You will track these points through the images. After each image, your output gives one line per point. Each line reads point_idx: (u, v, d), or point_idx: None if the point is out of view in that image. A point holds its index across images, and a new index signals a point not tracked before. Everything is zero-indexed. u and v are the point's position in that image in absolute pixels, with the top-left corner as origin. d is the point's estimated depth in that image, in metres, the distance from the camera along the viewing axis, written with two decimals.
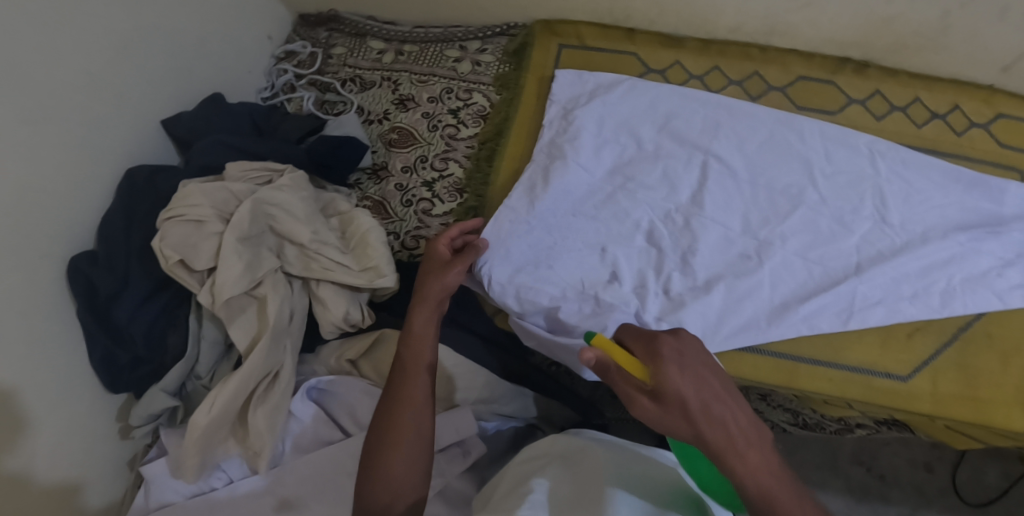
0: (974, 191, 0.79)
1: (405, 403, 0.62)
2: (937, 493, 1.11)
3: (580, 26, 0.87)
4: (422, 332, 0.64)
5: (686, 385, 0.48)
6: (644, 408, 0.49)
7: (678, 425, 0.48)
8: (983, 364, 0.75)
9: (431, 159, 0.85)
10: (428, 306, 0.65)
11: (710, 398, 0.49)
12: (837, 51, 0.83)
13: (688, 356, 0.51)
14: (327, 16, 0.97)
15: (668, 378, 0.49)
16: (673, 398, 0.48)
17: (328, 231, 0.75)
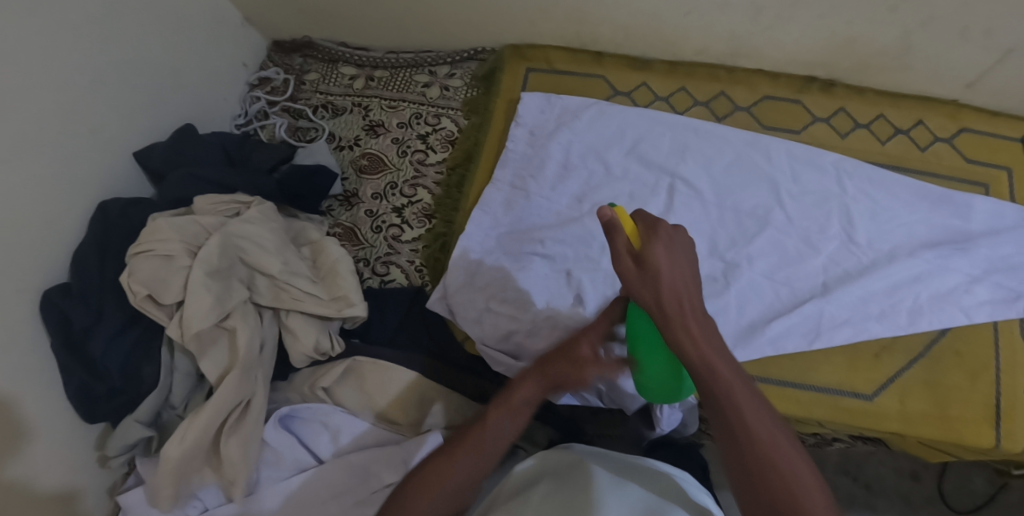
0: (940, 207, 0.80)
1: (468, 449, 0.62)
2: (923, 502, 1.11)
3: (549, 51, 0.88)
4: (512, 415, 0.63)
5: (670, 260, 0.50)
6: (624, 267, 0.51)
7: (647, 295, 0.51)
8: (952, 380, 0.75)
9: (400, 185, 0.86)
10: (507, 403, 0.64)
11: (682, 280, 0.50)
12: (803, 71, 0.84)
13: (679, 244, 0.52)
14: (300, 43, 0.97)
15: (659, 247, 0.50)
16: (654, 268, 0.50)
17: (299, 261, 0.76)
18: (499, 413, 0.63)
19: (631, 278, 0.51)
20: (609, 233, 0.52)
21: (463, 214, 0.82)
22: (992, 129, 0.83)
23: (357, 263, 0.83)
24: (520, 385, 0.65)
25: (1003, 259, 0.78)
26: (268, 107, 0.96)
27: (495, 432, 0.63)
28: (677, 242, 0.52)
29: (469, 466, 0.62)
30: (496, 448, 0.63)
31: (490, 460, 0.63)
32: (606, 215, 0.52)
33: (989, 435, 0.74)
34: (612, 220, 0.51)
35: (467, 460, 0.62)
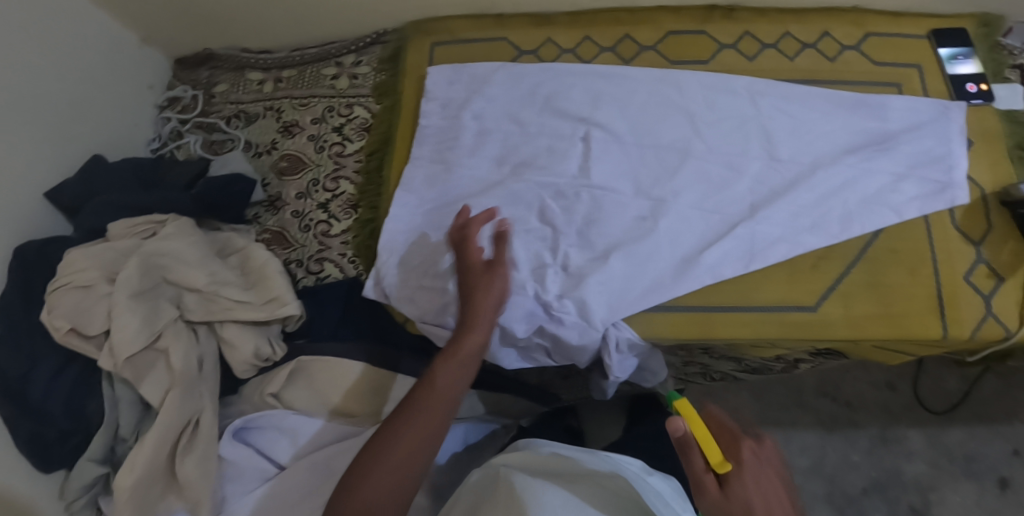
0: (854, 107, 0.80)
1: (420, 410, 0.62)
2: (903, 409, 1.14)
3: (449, 22, 0.86)
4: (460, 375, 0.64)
5: (757, 491, 0.50)
6: (705, 491, 0.52)
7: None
8: (894, 279, 0.75)
9: (322, 180, 0.85)
10: (460, 366, 0.64)
11: (773, 503, 0.50)
12: (702, 1, 0.84)
13: (762, 467, 0.53)
14: (204, 57, 0.96)
15: (742, 466, 0.52)
16: (738, 493, 0.50)
17: (226, 270, 0.75)
18: (448, 371, 0.64)
19: (715, 509, 0.51)
20: (686, 448, 0.53)
21: (387, 197, 0.81)
22: (896, 30, 0.85)
23: (290, 265, 0.82)
24: (464, 336, 0.65)
25: (925, 152, 0.79)
26: (180, 126, 0.94)
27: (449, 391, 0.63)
28: (761, 461, 0.53)
29: (422, 435, 0.62)
30: (447, 407, 0.63)
31: (447, 417, 0.63)
32: (681, 427, 0.52)
33: (936, 324, 0.74)
34: (689, 433, 0.52)
35: (422, 426, 0.62)
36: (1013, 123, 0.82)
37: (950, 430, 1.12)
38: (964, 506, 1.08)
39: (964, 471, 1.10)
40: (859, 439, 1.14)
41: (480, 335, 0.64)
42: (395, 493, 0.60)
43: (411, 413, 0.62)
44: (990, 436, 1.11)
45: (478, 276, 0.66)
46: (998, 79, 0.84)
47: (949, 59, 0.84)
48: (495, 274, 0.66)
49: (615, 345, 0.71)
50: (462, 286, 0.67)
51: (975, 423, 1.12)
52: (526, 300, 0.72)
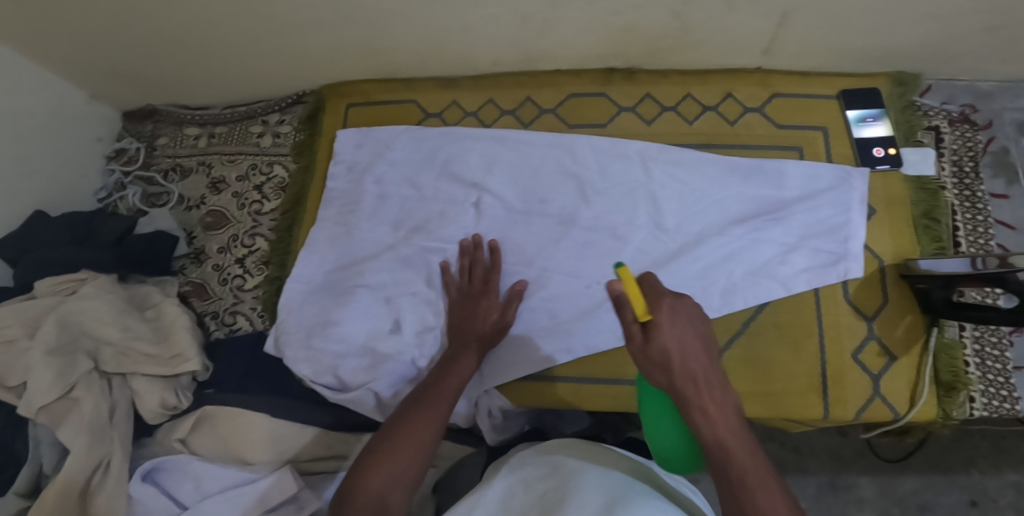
0: (745, 173, 0.79)
1: (432, 397, 0.67)
2: (853, 456, 1.04)
3: (362, 85, 0.90)
4: (461, 371, 0.70)
5: (676, 335, 0.52)
6: (631, 340, 0.53)
7: (654, 369, 0.53)
8: (777, 357, 0.75)
9: (241, 236, 0.90)
10: (460, 369, 0.70)
11: (691, 351, 0.52)
12: (601, 65, 0.84)
13: (686, 318, 0.53)
14: (147, 111, 1.01)
15: (663, 315, 0.52)
16: (660, 340, 0.52)
17: (140, 325, 0.81)
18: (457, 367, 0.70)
19: (640, 351, 0.53)
20: (618, 303, 0.54)
21: (294, 255, 0.86)
22: (804, 91, 0.83)
23: (206, 317, 0.88)
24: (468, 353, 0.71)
25: (823, 222, 0.77)
26: (124, 177, 1.00)
27: (449, 392, 0.68)
28: (680, 312, 0.54)
29: (431, 424, 0.65)
30: (447, 404, 0.68)
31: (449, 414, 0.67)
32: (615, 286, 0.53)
33: (817, 406, 0.73)
34: (621, 291, 0.52)
35: (431, 416, 0.66)
36: (922, 190, 0.79)
37: (903, 477, 1.02)
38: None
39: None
40: (806, 486, 1.04)
41: (473, 357, 0.71)
42: (413, 470, 0.63)
43: (420, 404, 0.67)
44: (946, 485, 1.01)
45: (485, 302, 0.74)
46: (909, 141, 0.81)
47: (857, 121, 0.82)
48: (508, 306, 0.74)
49: (488, 410, 0.75)
50: (461, 306, 0.75)
51: (930, 471, 1.02)
52: (401, 366, 0.76)
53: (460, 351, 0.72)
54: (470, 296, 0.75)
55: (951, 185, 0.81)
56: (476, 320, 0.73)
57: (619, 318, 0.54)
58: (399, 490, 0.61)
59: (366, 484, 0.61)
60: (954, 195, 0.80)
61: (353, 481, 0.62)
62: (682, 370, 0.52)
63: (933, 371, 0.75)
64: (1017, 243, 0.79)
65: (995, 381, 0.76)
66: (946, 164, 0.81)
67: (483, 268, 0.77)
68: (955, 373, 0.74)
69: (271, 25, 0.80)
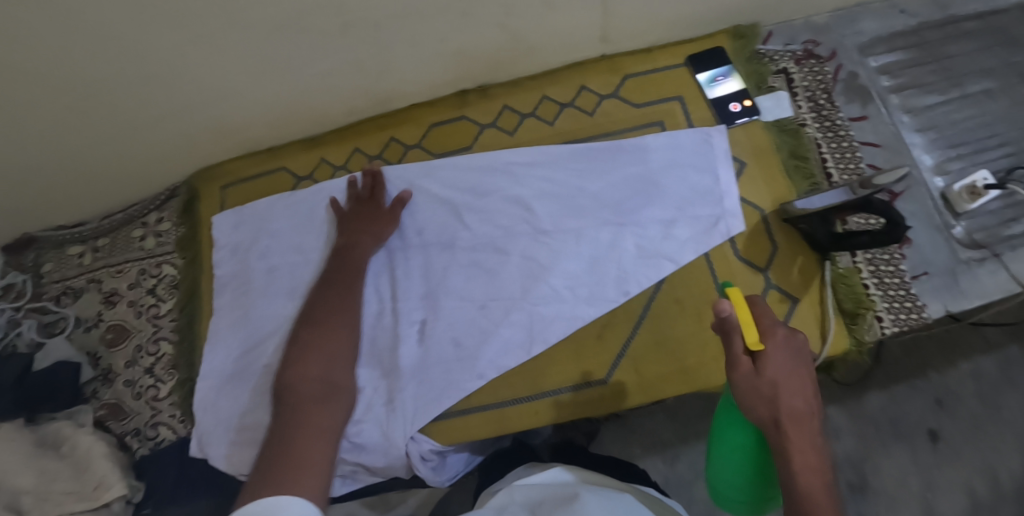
0: (607, 156, 0.81)
1: (303, 384, 0.65)
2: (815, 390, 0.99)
3: (229, 165, 0.90)
4: (321, 352, 0.69)
5: (786, 370, 0.54)
6: (738, 368, 0.55)
7: (756, 402, 0.55)
8: (683, 333, 0.75)
9: (145, 344, 0.88)
10: (320, 352, 0.69)
11: (796, 389, 0.54)
12: (452, 90, 0.85)
13: (798, 356, 0.56)
14: (25, 241, 0.97)
15: (775, 347, 0.55)
16: (767, 372, 0.54)
17: (55, 465, 0.79)
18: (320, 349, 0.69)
19: (746, 382, 0.55)
20: (728, 328, 0.57)
21: (200, 351, 0.85)
22: (651, 66, 0.85)
23: (127, 437, 0.85)
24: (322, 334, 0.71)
25: (694, 187, 0.78)
26: (15, 313, 0.94)
27: (315, 377, 0.66)
28: (794, 346, 0.56)
29: (316, 408, 0.63)
30: (320, 392, 0.65)
31: (352, 355, 0.71)
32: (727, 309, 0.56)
33: None
34: (734, 315, 0.56)
35: (334, 352, 0.70)
36: (783, 133, 0.81)
37: (866, 398, 0.98)
38: (900, 473, 0.95)
39: (892, 436, 0.97)
40: None
41: (356, 265, 0.77)
42: (316, 452, 0.58)
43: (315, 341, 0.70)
44: (907, 393, 0.98)
45: (367, 209, 0.80)
46: (762, 90, 0.83)
47: (710, 81, 0.83)
48: (393, 211, 0.80)
49: (421, 458, 0.74)
50: (349, 219, 0.80)
51: (890, 385, 0.98)
52: None
53: (312, 327, 0.71)
54: (359, 218, 0.80)
55: (811, 121, 0.83)
56: (360, 223, 0.79)
57: (729, 345, 0.57)
58: (312, 469, 0.56)
59: (267, 482, 0.54)
60: (816, 129, 0.82)
61: (255, 481, 0.55)
62: (784, 408, 0.53)
63: (835, 302, 0.76)
64: (885, 159, 0.81)
65: (897, 295, 0.77)
66: (802, 102, 0.83)
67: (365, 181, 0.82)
68: (856, 298, 0.76)
69: (118, 129, 0.78)
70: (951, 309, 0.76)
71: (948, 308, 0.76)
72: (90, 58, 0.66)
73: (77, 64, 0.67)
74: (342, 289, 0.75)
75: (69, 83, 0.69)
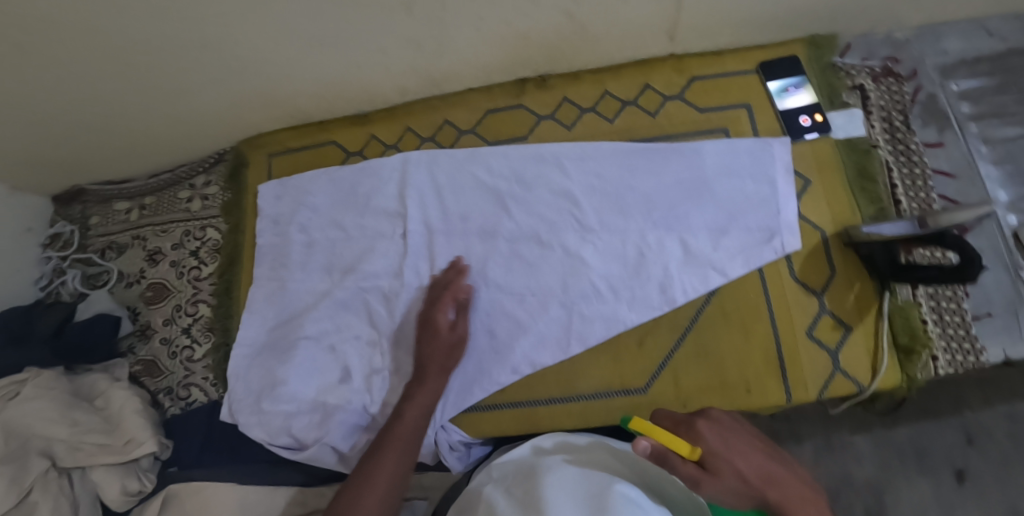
0: (644, 164, 0.77)
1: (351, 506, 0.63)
2: None
3: (278, 134, 0.89)
4: (379, 478, 0.64)
5: (730, 457, 0.59)
6: (691, 480, 0.57)
7: (729, 495, 0.57)
8: (722, 349, 0.72)
9: (184, 305, 0.89)
10: (375, 480, 0.64)
11: (745, 463, 0.59)
12: (510, 77, 0.82)
13: (725, 426, 0.62)
14: (74, 193, 0.99)
15: (704, 438, 0.59)
16: (718, 468, 0.58)
17: (91, 417, 0.80)
18: (373, 470, 0.65)
19: (712, 488, 0.57)
20: (659, 456, 0.57)
21: (236, 319, 0.86)
22: (720, 70, 0.81)
23: (160, 395, 0.86)
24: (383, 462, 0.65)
25: (754, 198, 0.74)
26: (61, 262, 0.97)
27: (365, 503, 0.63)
28: (718, 424, 0.62)
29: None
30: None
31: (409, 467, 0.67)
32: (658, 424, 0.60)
33: (777, 389, 0.71)
34: (654, 442, 0.56)
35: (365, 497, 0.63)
36: (853, 151, 0.77)
37: None
38: (922, 508, 0.88)
39: (920, 470, 0.89)
40: None
41: (430, 392, 0.69)
42: None
43: (366, 503, 0.63)
44: None
45: (445, 306, 0.73)
46: (834, 105, 0.80)
47: (780, 91, 0.80)
48: (461, 319, 0.72)
49: (449, 447, 0.74)
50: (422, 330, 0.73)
51: None
52: (352, 415, 0.75)
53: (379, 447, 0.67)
54: (429, 315, 0.73)
55: (883, 142, 0.79)
56: (432, 326, 0.72)
57: (671, 467, 0.57)
58: None
59: None
60: (888, 152, 0.79)
61: None
62: (755, 480, 0.59)
63: (890, 336, 0.72)
64: (956, 190, 0.78)
65: (955, 335, 0.73)
66: (876, 121, 0.80)
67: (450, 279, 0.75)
68: (912, 333, 0.72)
69: (173, 89, 0.78)
70: (1010, 354, 0.73)
71: (1007, 353, 0.73)
72: (149, 15, 0.66)
73: (137, 21, 0.67)
74: (404, 428, 0.67)
75: (130, 40, 0.69)
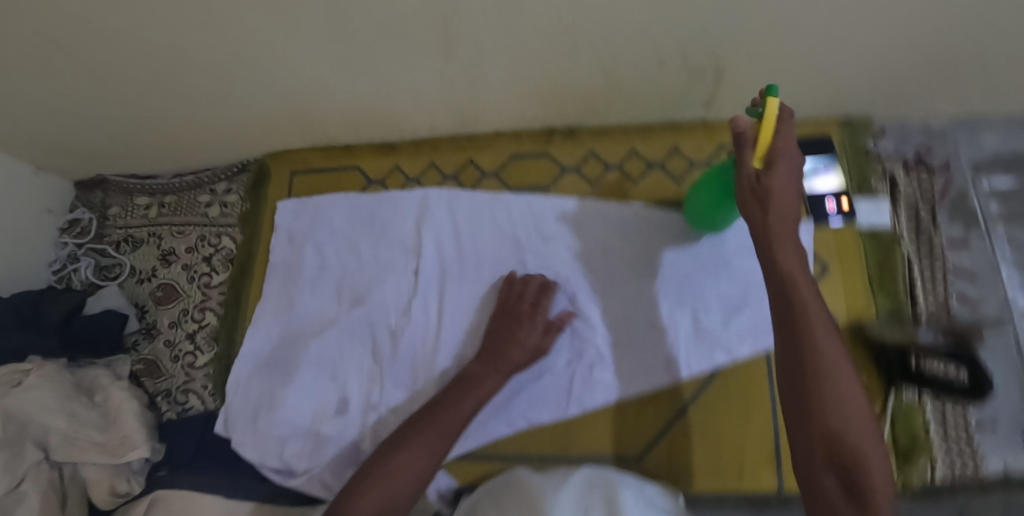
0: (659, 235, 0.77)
1: (390, 463, 0.63)
2: None
3: (303, 152, 0.89)
4: (420, 443, 0.65)
5: (787, 184, 0.54)
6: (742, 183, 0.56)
7: (754, 209, 0.55)
8: (719, 428, 0.73)
9: (192, 310, 0.89)
10: (427, 438, 0.65)
11: (790, 198, 0.54)
12: (541, 124, 0.82)
13: (792, 150, 0.55)
14: (97, 181, 1.00)
15: (781, 160, 0.54)
16: (775, 177, 0.54)
17: (89, 414, 0.79)
18: (427, 434, 0.65)
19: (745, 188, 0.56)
20: (738, 144, 0.56)
21: (241, 333, 0.86)
22: None
23: (158, 397, 0.87)
24: (425, 428, 0.66)
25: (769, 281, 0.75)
26: (76, 249, 0.98)
27: (405, 463, 0.63)
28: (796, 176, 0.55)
29: (403, 482, 0.62)
30: (404, 481, 0.62)
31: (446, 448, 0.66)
32: (743, 125, 0.55)
33: (770, 475, 0.71)
34: (748, 128, 0.55)
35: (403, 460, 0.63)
36: (877, 243, 0.77)
37: None
38: None
39: None
40: None
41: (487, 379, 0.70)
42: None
43: (399, 459, 0.63)
44: None
45: (519, 313, 0.73)
46: (862, 191, 0.79)
47: (810, 171, 0.79)
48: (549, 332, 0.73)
49: (437, 493, 0.74)
50: (496, 317, 0.75)
51: None
52: (344, 447, 0.76)
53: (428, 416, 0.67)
54: (505, 316, 0.74)
55: (908, 235, 0.78)
56: (513, 324, 0.72)
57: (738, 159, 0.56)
58: None
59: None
60: (911, 246, 0.78)
61: None
62: (775, 225, 0.54)
63: (891, 436, 0.72)
64: (978, 292, 0.76)
65: (957, 443, 0.72)
66: (903, 213, 0.79)
67: (536, 284, 0.75)
68: (913, 438, 0.72)
69: (209, 98, 0.78)
70: (1012, 466, 0.71)
71: (1008, 465, 0.71)
72: (194, 29, 0.66)
73: (181, 33, 0.66)
74: (448, 411, 0.67)
75: (173, 50, 0.69)
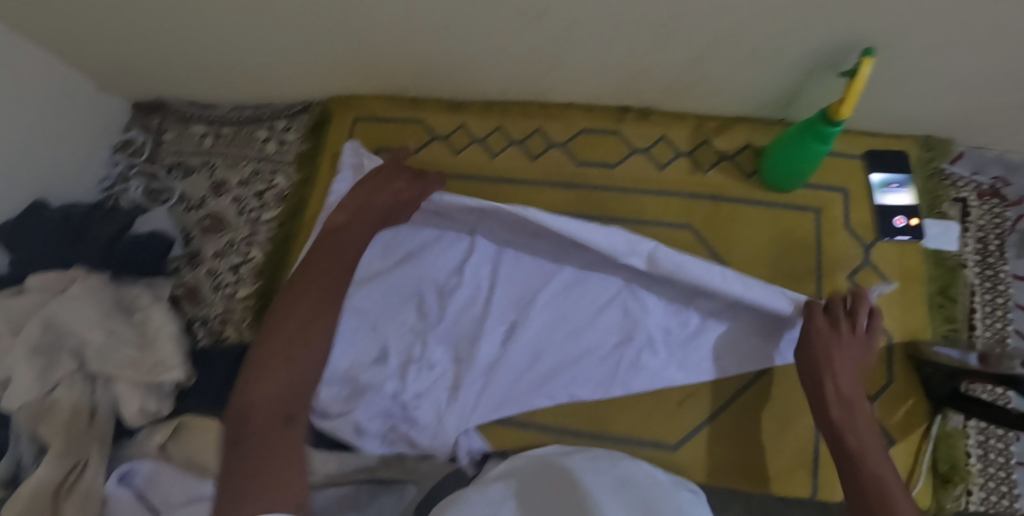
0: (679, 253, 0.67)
1: (289, 332, 0.59)
2: None
3: (370, 100, 0.89)
4: (294, 317, 0.61)
5: (841, 348, 0.61)
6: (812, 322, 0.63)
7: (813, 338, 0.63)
8: (756, 428, 0.72)
9: (238, 243, 0.89)
10: (313, 300, 0.62)
11: (840, 353, 0.61)
12: (616, 102, 0.81)
13: (849, 343, 0.62)
14: (155, 105, 1.00)
15: (839, 345, 0.61)
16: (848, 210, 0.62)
17: (125, 329, 0.80)
18: (314, 292, 0.63)
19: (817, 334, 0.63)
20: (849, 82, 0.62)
21: (288, 272, 0.86)
22: None
23: (194, 323, 0.88)
24: (309, 293, 0.63)
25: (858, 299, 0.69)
26: (127, 169, 0.99)
27: (296, 326, 0.60)
28: (847, 341, 0.62)
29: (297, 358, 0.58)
30: (305, 349, 0.59)
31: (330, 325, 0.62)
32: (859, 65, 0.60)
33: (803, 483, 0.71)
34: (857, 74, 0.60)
35: (303, 334, 0.60)
36: (939, 265, 0.76)
37: None
38: None
39: None
40: None
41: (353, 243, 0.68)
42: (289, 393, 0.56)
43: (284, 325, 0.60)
44: None
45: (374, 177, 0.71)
46: (932, 212, 0.77)
47: (881, 185, 0.78)
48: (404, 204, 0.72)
49: (468, 454, 0.75)
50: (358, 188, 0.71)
51: None
52: (381, 400, 0.74)
53: (320, 281, 0.64)
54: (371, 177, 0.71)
55: (972, 262, 0.78)
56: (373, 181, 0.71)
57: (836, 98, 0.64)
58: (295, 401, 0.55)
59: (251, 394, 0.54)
60: (976, 274, 0.77)
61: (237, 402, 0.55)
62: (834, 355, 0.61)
63: (930, 462, 0.71)
64: None
65: (995, 475, 0.72)
66: (971, 240, 0.78)
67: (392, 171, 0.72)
68: (954, 464, 0.70)
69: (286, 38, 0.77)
70: None
71: None
72: None
73: None
74: (317, 284, 0.64)
75: None
